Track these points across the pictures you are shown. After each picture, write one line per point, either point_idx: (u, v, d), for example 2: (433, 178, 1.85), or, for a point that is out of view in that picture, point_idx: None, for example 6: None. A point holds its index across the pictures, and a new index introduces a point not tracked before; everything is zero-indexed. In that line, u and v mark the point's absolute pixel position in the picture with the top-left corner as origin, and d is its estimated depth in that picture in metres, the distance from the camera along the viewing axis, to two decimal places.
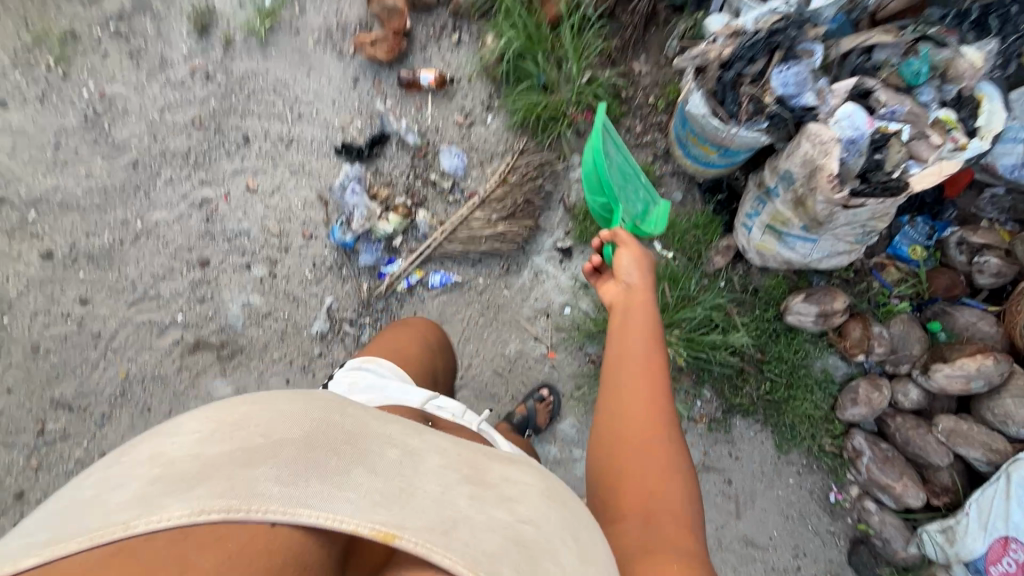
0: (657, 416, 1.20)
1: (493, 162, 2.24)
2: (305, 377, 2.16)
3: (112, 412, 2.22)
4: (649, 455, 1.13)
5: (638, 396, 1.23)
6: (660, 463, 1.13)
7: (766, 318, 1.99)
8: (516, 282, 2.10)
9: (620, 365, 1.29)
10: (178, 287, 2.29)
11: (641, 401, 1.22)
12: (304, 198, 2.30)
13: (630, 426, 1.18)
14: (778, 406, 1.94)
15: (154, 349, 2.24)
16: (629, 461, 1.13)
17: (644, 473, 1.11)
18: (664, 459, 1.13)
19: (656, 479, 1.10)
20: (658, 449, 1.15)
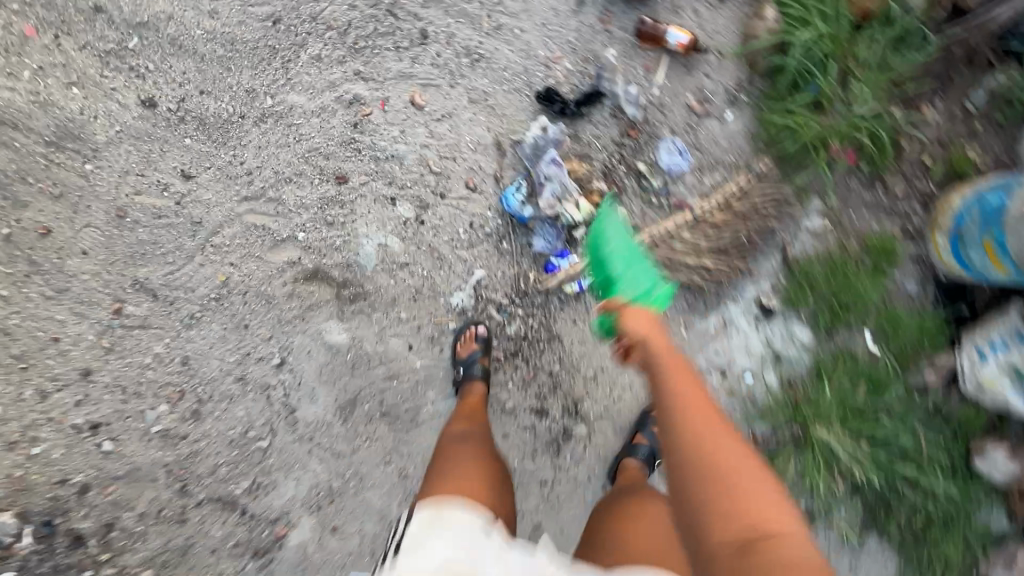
0: (730, 443, 1.01)
1: (715, 172, 1.84)
2: (431, 349, 1.90)
3: (202, 316, 1.94)
4: (747, 497, 0.94)
5: (705, 428, 1.02)
6: (765, 503, 0.93)
7: (950, 451, 1.77)
8: (698, 325, 1.83)
9: (672, 395, 1.09)
10: (302, 197, 1.91)
11: (708, 431, 1.02)
12: (477, 139, 1.88)
13: (703, 463, 0.98)
14: (921, 538, 1.78)
15: (262, 262, 1.92)
16: (734, 515, 0.92)
17: (752, 518, 0.91)
18: (758, 493, 0.95)
19: (767, 521, 0.91)
20: (750, 486, 0.95)
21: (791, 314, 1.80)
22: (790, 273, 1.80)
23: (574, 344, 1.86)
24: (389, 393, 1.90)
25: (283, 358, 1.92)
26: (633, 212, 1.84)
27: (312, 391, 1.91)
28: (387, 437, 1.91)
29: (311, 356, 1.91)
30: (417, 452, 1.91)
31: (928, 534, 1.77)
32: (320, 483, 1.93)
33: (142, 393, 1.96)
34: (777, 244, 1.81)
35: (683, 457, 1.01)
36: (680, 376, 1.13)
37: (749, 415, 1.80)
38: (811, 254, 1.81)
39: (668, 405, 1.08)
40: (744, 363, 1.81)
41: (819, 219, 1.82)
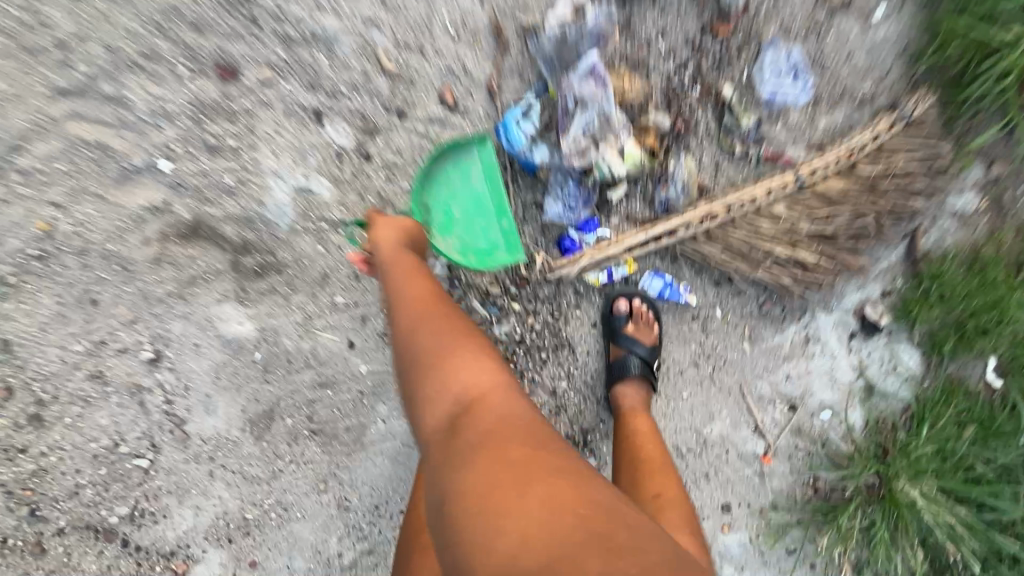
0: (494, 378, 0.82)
1: (836, 109, 1.18)
2: (383, 349, 1.31)
3: (20, 284, 1.21)
4: (507, 426, 0.74)
5: (460, 361, 0.82)
6: (529, 435, 0.73)
7: None
8: (768, 339, 1.28)
9: (425, 333, 0.87)
10: (163, 100, 1.14)
11: (468, 365, 0.82)
12: (462, 18, 1.13)
13: (453, 387, 0.80)
14: None
15: (104, 205, 1.18)
16: (487, 454, 0.70)
17: (512, 449, 0.70)
18: (520, 424, 0.76)
19: (534, 456, 0.70)
20: (518, 419, 0.76)
21: (898, 331, 1.28)
22: (914, 274, 1.24)
23: (590, 356, 1.29)
24: (320, 406, 1.34)
25: (158, 352, 1.28)
26: (701, 164, 1.19)
27: (207, 400, 1.32)
28: (321, 460, 1.38)
29: (201, 352, 1.28)
30: (362, 481, 1.40)
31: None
32: (230, 512, 1.42)
33: None
34: (905, 229, 1.23)
35: (436, 402, 0.80)
36: (423, 306, 0.91)
37: (816, 462, 1.33)
38: (950, 250, 1.23)
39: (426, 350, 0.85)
40: (823, 395, 1.30)
41: (976, 197, 1.22)
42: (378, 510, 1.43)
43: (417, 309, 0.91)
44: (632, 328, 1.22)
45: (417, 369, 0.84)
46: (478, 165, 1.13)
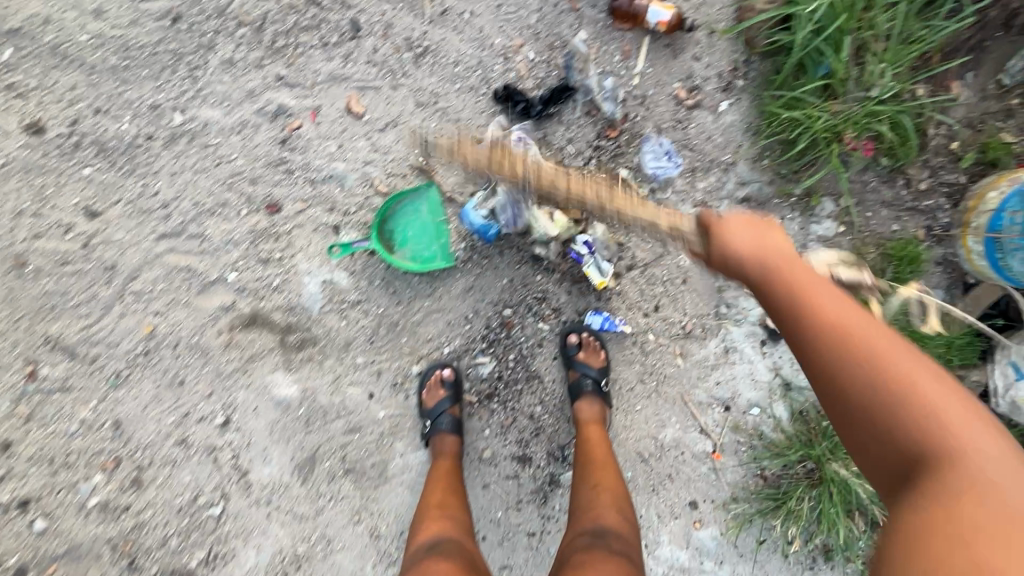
0: (944, 390, 0.72)
1: (709, 175, 1.58)
2: (397, 395, 1.67)
3: (130, 373, 1.69)
4: (962, 472, 0.66)
5: (900, 367, 0.74)
6: (952, 440, 0.69)
7: None
8: (697, 354, 1.60)
9: (847, 321, 0.80)
10: (229, 232, 1.62)
11: (913, 369, 0.73)
12: (428, 149, 1.59)
13: (889, 405, 0.72)
14: None
15: (190, 309, 1.65)
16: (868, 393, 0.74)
17: (959, 489, 0.65)
18: (978, 463, 0.67)
19: (989, 487, 0.65)
20: (963, 420, 0.70)
21: None
22: None
23: (556, 382, 1.64)
24: (351, 448, 1.68)
25: (227, 417, 1.68)
26: (616, 226, 1.59)
27: (264, 451, 1.69)
28: (354, 495, 1.70)
29: (259, 413, 1.68)
30: (388, 509, 1.70)
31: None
32: (284, 549, 1.70)
33: (73, 463, 1.70)
34: None
35: (863, 377, 0.75)
36: (820, 287, 0.86)
37: (758, 454, 1.59)
38: None
39: (842, 348, 0.78)
40: (751, 396, 1.61)
41: (833, 223, 1.57)
42: (404, 534, 1.70)
43: (836, 307, 0.83)
44: (583, 355, 1.57)
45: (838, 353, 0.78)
46: (422, 204, 1.59)
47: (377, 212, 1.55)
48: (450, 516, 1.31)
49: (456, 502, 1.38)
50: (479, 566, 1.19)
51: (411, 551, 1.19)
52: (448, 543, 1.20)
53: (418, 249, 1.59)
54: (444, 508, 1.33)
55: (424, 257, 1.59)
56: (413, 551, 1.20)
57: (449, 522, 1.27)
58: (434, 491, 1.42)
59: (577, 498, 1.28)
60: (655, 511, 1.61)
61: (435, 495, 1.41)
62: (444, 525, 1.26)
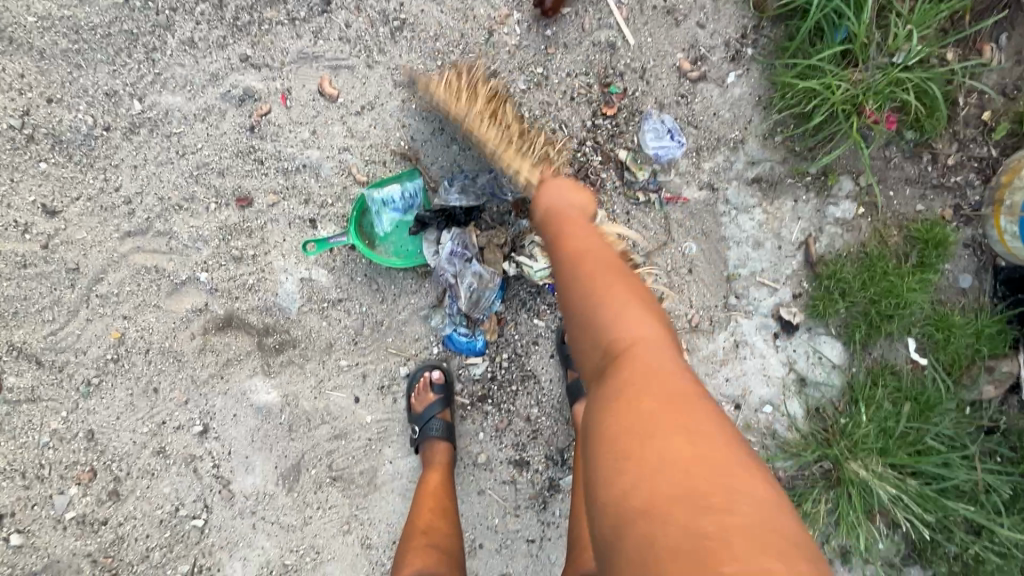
0: (647, 317, 0.82)
1: (717, 154, 1.45)
2: (384, 398, 1.57)
3: (101, 382, 1.58)
4: (660, 386, 0.74)
5: (626, 316, 0.81)
6: (679, 413, 0.71)
7: (1010, 470, 1.44)
8: (704, 349, 1.49)
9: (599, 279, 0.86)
10: (198, 228, 1.50)
11: (631, 302, 0.83)
12: (410, 132, 1.46)
13: (617, 331, 0.80)
14: (973, 568, 1.45)
15: (161, 312, 1.54)
16: (606, 318, 0.82)
17: (646, 401, 0.72)
18: (666, 386, 0.74)
19: (665, 402, 0.72)
20: (659, 386, 0.74)
21: (818, 326, 1.47)
22: (815, 276, 1.44)
23: (554, 382, 1.53)
24: (338, 455, 1.59)
25: (205, 425, 1.58)
26: (615, 213, 1.47)
27: (246, 460, 1.60)
28: (343, 503, 1.60)
29: (239, 421, 1.58)
30: (379, 518, 1.61)
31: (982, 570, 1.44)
32: (272, 560, 1.62)
33: (46, 477, 1.62)
34: (797, 240, 1.45)
35: (609, 308, 0.82)
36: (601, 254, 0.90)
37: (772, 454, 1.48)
38: (841, 251, 1.44)
39: (586, 278, 0.87)
40: (763, 393, 1.49)
41: (852, 204, 1.43)
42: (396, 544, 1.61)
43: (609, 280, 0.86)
44: None
45: (583, 282, 0.87)
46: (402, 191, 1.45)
47: (355, 202, 1.45)
48: (436, 546, 1.21)
49: (445, 525, 1.29)
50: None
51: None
52: None
53: (403, 241, 1.48)
54: (430, 536, 1.24)
55: (410, 250, 1.48)
56: None
57: (435, 555, 1.18)
58: (424, 511, 1.32)
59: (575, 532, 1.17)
60: None
61: (424, 516, 1.31)
62: (430, 559, 1.17)
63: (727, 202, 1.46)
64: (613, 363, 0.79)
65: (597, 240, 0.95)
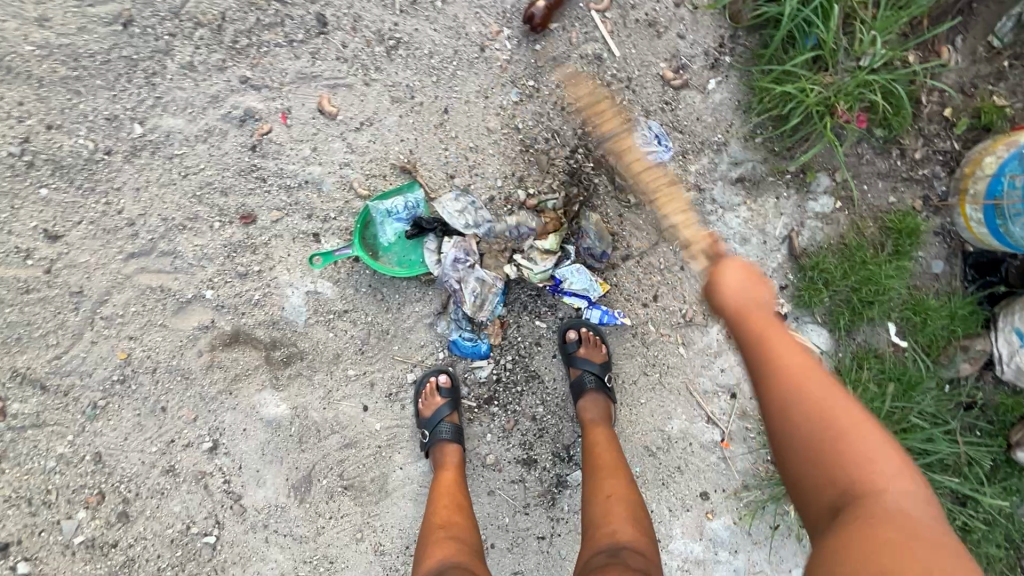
0: (876, 442, 0.75)
1: (701, 156, 1.53)
2: (392, 405, 1.60)
3: (108, 403, 1.59)
4: (915, 529, 0.68)
5: (850, 440, 0.75)
6: (936, 559, 0.65)
7: (989, 442, 1.53)
8: (699, 341, 1.56)
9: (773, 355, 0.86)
10: (203, 247, 1.53)
11: (858, 425, 0.77)
12: (408, 146, 1.51)
13: (831, 450, 0.75)
14: (962, 539, 1.54)
15: (167, 331, 1.56)
16: (829, 437, 0.76)
17: (885, 535, 0.68)
18: (909, 527, 0.69)
19: (920, 546, 0.66)
20: (854, 479, 0.73)
21: (804, 315, 1.55)
22: (799, 268, 1.53)
23: (557, 381, 1.58)
24: (348, 463, 1.61)
25: (215, 441, 1.60)
26: (608, 216, 1.53)
27: (257, 474, 1.61)
28: (355, 512, 1.63)
29: (249, 435, 1.60)
30: (391, 524, 1.63)
31: (969, 538, 1.53)
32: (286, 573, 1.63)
33: (53, 502, 1.61)
34: (781, 234, 1.53)
35: (832, 429, 0.76)
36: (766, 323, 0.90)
37: None
38: (822, 243, 1.53)
39: (790, 384, 0.81)
40: None
41: (829, 199, 1.52)
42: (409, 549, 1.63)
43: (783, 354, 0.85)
44: (583, 351, 1.51)
45: (792, 393, 0.81)
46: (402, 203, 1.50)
47: (358, 216, 1.49)
48: (457, 537, 1.24)
49: (461, 517, 1.32)
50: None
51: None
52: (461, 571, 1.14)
53: (405, 252, 1.52)
54: (448, 528, 1.27)
55: (413, 260, 1.52)
56: None
57: (455, 546, 1.21)
58: (441, 507, 1.36)
59: (588, 511, 1.21)
60: (666, 504, 1.60)
61: (441, 511, 1.34)
62: (451, 551, 1.20)
63: (713, 201, 1.54)
64: (853, 490, 0.73)
65: (799, 343, 0.88)
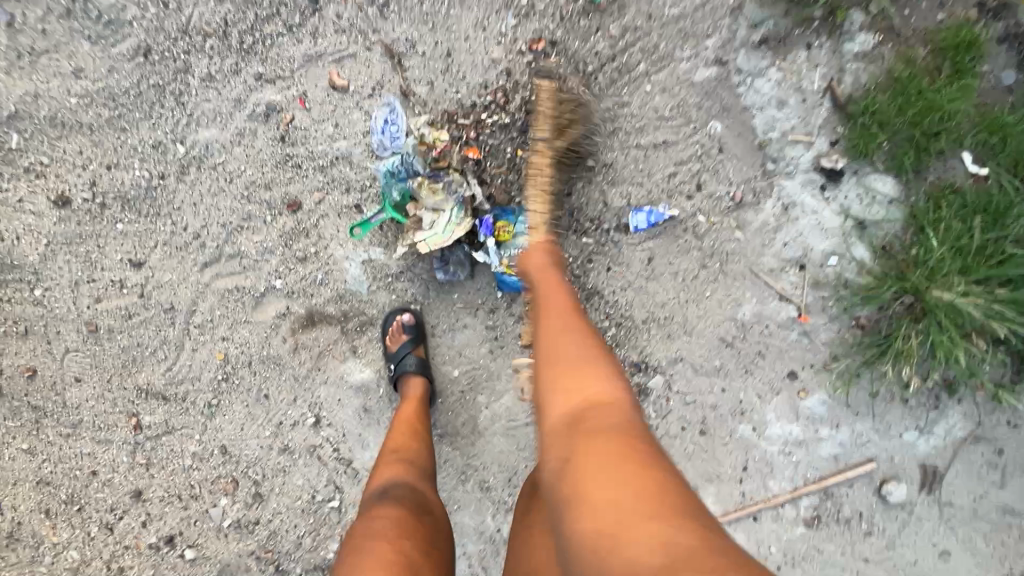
0: (602, 388, 0.96)
1: (717, 28, 1.45)
2: (466, 350, 1.68)
3: (220, 401, 1.77)
4: (617, 431, 0.89)
5: (583, 388, 0.97)
6: (626, 463, 0.83)
7: None
8: (755, 221, 1.51)
9: (546, 345, 1.09)
10: (262, 242, 1.65)
11: (588, 386, 0.97)
12: (422, 99, 1.54)
13: (588, 392, 0.96)
14: None
15: (252, 325, 1.70)
16: (549, 393, 1.00)
17: (608, 446, 0.86)
18: (623, 432, 0.89)
19: (619, 449, 0.85)
20: (624, 466, 0.82)
21: (864, 166, 1.45)
22: (848, 117, 1.43)
23: (617, 293, 1.57)
24: (439, 412, 1.71)
25: (317, 415, 1.74)
26: (633, 115, 1.50)
27: (360, 438, 1.74)
28: (455, 455, 1.72)
29: (345, 403, 1.73)
30: (491, 461, 1.71)
31: None
32: None
33: (198, 494, 1.83)
34: (820, 87, 1.44)
35: (558, 385, 1.00)
36: (552, 332, 1.10)
37: (848, 303, 1.49)
38: (868, 85, 1.42)
39: (563, 368, 1.02)
40: (825, 247, 1.49)
41: (868, 34, 1.41)
42: (512, 480, 1.71)
43: (579, 373, 1.00)
44: None
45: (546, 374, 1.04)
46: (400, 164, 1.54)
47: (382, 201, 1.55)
48: (406, 459, 1.35)
49: (418, 445, 1.43)
50: (431, 507, 1.25)
51: (368, 491, 1.26)
52: (403, 487, 1.25)
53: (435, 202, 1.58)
54: (397, 452, 1.39)
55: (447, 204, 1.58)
56: (370, 490, 1.26)
57: (403, 466, 1.32)
58: (396, 434, 1.45)
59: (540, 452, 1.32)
60: (754, 390, 1.59)
61: (396, 438, 1.44)
62: (399, 468, 1.32)
63: (741, 72, 1.46)
64: (587, 409, 0.93)
65: (572, 338, 1.07)
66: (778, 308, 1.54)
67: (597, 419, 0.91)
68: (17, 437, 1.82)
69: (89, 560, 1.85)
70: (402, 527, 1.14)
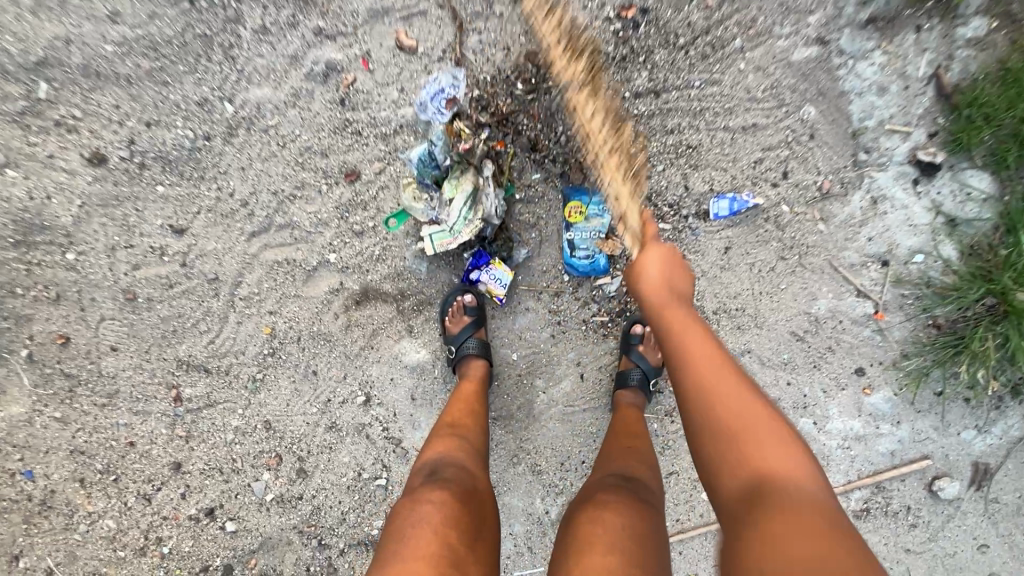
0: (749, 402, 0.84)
1: (821, 4, 1.35)
2: (525, 334, 1.63)
3: (265, 375, 1.71)
4: (769, 451, 0.78)
5: (724, 398, 0.85)
6: (793, 497, 0.73)
7: None
8: (839, 214, 1.45)
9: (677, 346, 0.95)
10: (316, 214, 1.56)
11: (730, 395, 0.85)
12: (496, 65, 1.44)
13: (734, 405, 0.84)
14: None
15: (301, 300, 1.63)
16: (687, 402, 0.88)
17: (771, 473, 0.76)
18: (782, 455, 0.78)
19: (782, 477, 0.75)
20: (792, 502, 0.72)
21: (962, 160, 1.38)
22: (952, 108, 1.35)
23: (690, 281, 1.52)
24: (494, 396, 1.67)
25: (367, 394, 1.69)
26: (722, 94, 1.41)
27: (411, 418, 1.70)
28: (508, 439, 1.68)
29: (397, 383, 1.68)
30: (544, 445, 1.67)
31: None
32: None
33: (240, 468, 1.79)
34: (926, 74, 1.35)
35: (698, 392, 0.87)
36: (686, 334, 0.96)
37: (928, 303, 1.46)
38: (978, 74, 1.32)
39: (702, 371, 0.89)
40: (910, 244, 1.45)
41: (983, 19, 1.31)
42: (565, 464, 1.67)
43: (721, 386, 0.86)
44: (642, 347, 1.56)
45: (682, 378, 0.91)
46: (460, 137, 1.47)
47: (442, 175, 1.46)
48: (458, 436, 1.28)
49: (469, 427, 1.34)
50: (481, 494, 1.15)
51: (417, 466, 1.20)
52: (455, 469, 1.16)
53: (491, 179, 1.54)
54: (453, 429, 1.31)
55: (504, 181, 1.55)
56: (418, 466, 1.19)
57: (453, 444, 1.24)
58: (453, 411, 1.39)
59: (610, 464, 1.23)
60: (819, 386, 1.57)
61: (452, 414, 1.37)
62: (451, 446, 1.23)
63: (842, 54, 1.37)
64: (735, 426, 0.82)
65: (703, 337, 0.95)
66: (854, 305, 1.50)
67: (775, 486, 0.74)
68: (48, 406, 1.74)
69: (126, 530, 1.81)
70: (449, 515, 1.04)
